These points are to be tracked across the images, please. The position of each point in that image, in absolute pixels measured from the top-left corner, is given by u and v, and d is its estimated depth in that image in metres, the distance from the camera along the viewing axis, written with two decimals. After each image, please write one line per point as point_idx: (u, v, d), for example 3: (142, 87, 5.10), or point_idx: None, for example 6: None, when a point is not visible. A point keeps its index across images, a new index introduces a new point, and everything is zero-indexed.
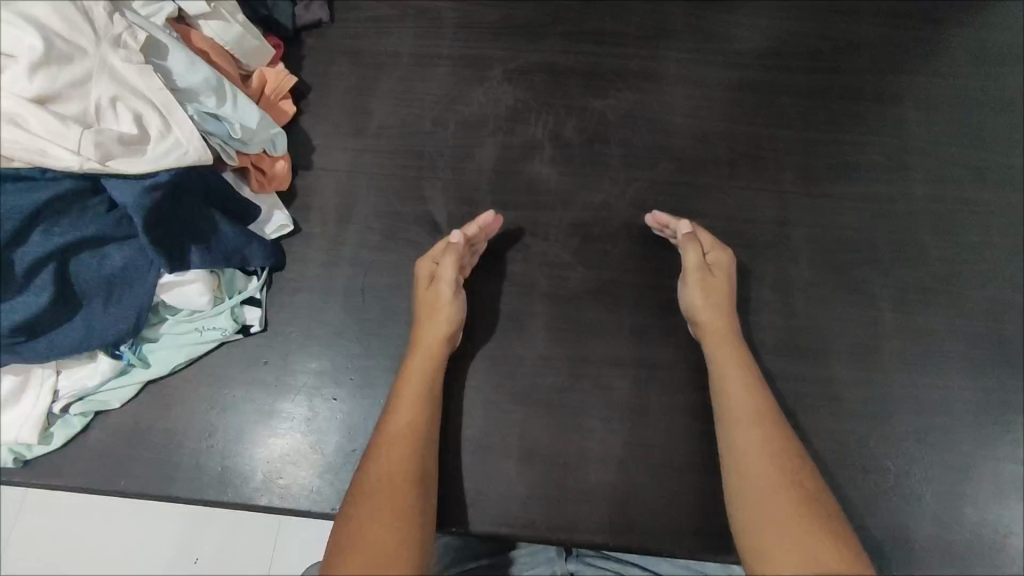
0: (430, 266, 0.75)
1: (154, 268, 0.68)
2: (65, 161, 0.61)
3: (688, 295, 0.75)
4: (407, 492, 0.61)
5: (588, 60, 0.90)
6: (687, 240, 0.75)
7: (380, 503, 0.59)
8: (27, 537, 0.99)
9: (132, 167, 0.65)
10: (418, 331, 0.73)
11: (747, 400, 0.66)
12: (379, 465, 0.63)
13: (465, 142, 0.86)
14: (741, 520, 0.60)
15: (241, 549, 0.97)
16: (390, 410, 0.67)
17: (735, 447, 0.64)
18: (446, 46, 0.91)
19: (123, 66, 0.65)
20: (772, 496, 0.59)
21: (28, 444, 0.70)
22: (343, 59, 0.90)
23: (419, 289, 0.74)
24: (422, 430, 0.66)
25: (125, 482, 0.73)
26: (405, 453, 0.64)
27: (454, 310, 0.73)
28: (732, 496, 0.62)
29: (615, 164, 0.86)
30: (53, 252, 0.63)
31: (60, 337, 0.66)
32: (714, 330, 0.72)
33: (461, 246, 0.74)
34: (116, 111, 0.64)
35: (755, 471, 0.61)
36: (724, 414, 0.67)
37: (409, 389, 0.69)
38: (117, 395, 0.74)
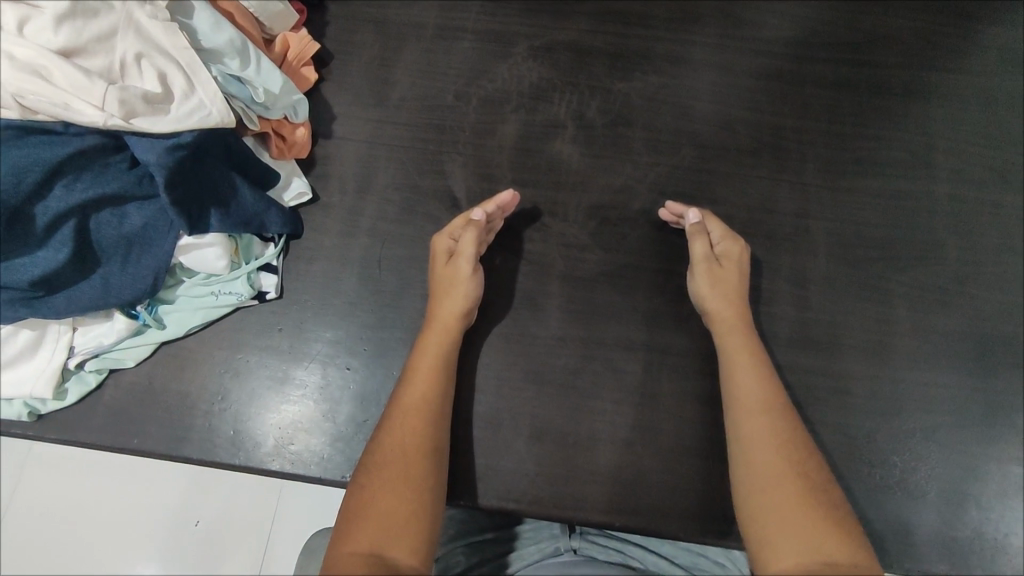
0: (448, 242, 0.75)
1: (174, 229, 0.68)
2: (89, 116, 0.61)
3: (696, 283, 0.75)
4: (421, 463, 0.62)
5: (615, 41, 0.89)
6: (694, 233, 0.76)
7: (393, 474, 0.60)
8: (29, 490, 1.00)
9: (154, 126, 0.64)
10: (434, 307, 0.73)
11: (759, 389, 0.67)
12: (392, 436, 0.63)
13: (487, 118, 0.86)
14: (744, 507, 0.61)
15: (243, 512, 0.98)
16: (404, 383, 0.68)
17: (744, 434, 0.64)
18: (471, 19, 0.90)
19: (149, 22, 0.64)
20: (779, 485, 0.60)
21: (43, 398, 0.70)
22: (367, 28, 0.89)
23: (437, 264, 0.74)
24: (436, 402, 0.66)
25: (138, 441, 0.73)
26: (419, 425, 0.64)
27: (472, 288, 0.73)
28: (738, 482, 0.63)
29: (637, 147, 0.85)
30: (74, 208, 0.63)
31: (81, 292, 0.67)
32: (721, 321, 0.72)
33: (482, 223, 0.73)
34: (140, 68, 0.64)
35: (763, 459, 0.62)
36: (737, 402, 0.67)
37: (424, 362, 0.69)
38: (131, 354, 0.74)
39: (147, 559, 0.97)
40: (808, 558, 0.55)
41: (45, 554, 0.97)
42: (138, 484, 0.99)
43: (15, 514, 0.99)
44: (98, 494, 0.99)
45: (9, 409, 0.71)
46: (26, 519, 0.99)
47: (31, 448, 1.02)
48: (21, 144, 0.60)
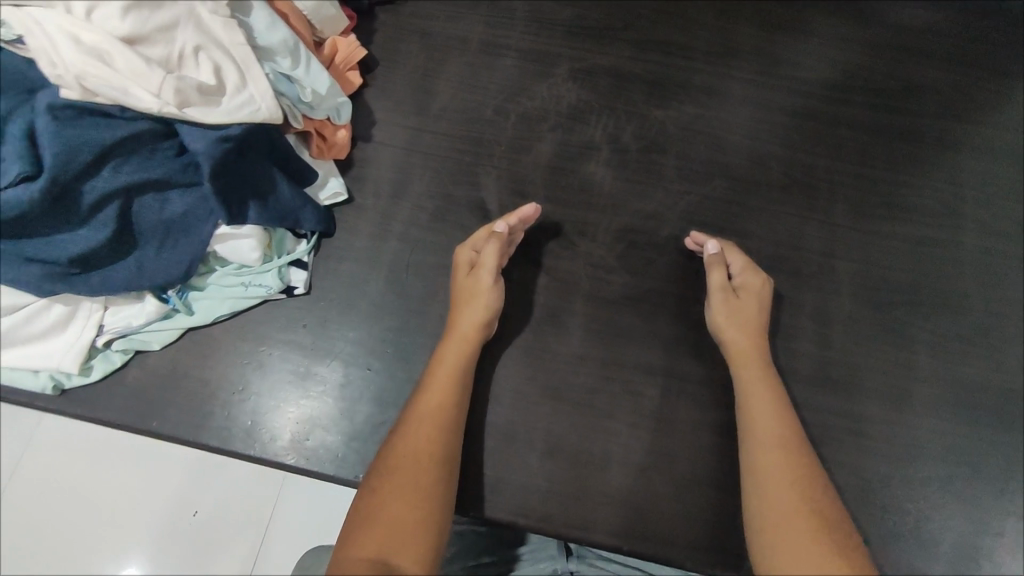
0: (469, 253, 0.76)
1: (213, 218, 0.69)
2: (145, 102, 0.63)
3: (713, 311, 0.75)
4: (433, 471, 0.62)
5: (654, 69, 0.91)
6: (714, 261, 0.76)
7: (404, 479, 0.60)
8: (34, 465, 1.01)
9: (206, 116, 0.66)
10: (454, 317, 0.73)
11: (773, 421, 0.67)
12: (407, 442, 0.64)
13: (523, 134, 0.87)
14: (758, 540, 0.61)
15: (244, 504, 0.98)
16: (421, 390, 0.68)
17: (759, 467, 0.64)
18: (515, 38, 0.92)
19: (210, 17, 0.66)
20: (793, 519, 0.60)
21: (69, 372, 0.72)
22: (413, 38, 0.91)
23: (459, 275, 0.75)
24: (452, 411, 0.67)
25: (157, 424, 0.73)
26: (434, 432, 0.64)
27: (493, 299, 0.73)
28: (751, 514, 0.63)
29: (669, 174, 0.86)
30: (119, 190, 0.65)
31: (117, 272, 0.68)
32: (738, 352, 0.73)
33: (504, 236, 0.74)
34: (197, 60, 0.66)
35: (777, 491, 0.62)
36: (751, 433, 0.67)
37: (441, 370, 0.69)
38: (157, 337, 0.75)
39: (147, 543, 0.97)
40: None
41: (47, 530, 0.98)
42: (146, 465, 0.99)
43: (23, 484, 1.00)
44: (102, 474, 0.99)
45: (35, 380, 0.72)
46: (32, 490, 1.00)
47: (45, 420, 1.03)
48: (75, 123, 0.62)
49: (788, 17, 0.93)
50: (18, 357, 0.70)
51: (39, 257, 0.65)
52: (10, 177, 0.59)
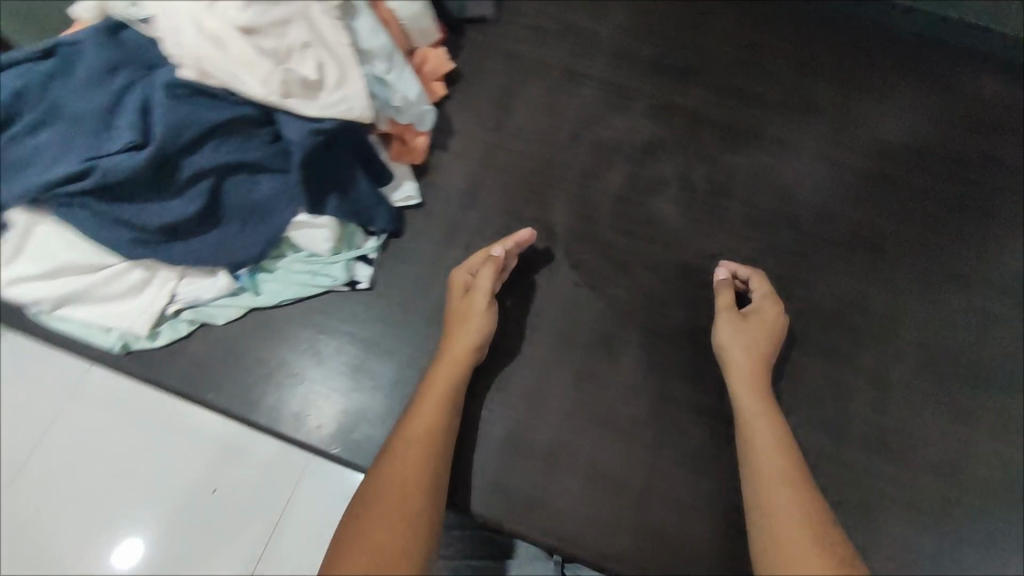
0: (466, 275, 0.77)
1: (294, 205, 0.72)
2: (252, 90, 0.66)
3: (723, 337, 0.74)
4: (423, 495, 0.61)
5: (729, 114, 0.92)
6: (725, 287, 0.77)
7: (391, 503, 0.59)
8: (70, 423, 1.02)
9: (304, 109, 0.69)
10: (448, 339, 0.74)
11: (775, 451, 0.65)
12: (395, 464, 0.63)
13: (596, 162, 0.89)
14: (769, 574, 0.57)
15: (269, 491, 0.98)
16: (410, 414, 0.68)
17: (766, 498, 0.61)
18: (598, 69, 0.94)
19: (321, 18, 0.70)
20: (804, 550, 0.56)
21: (137, 335, 0.75)
22: (499, 58, 0.94)
23: (454, 297, 0.76)
24: (442, 435, 0.67)
25: (212, 395, 0.76)
26: (422, 456, 0.64)
27: (486, 321, 0.74)
28: (760, 548, 0.59)
29: (736, 218, 0.86)
30: (215, 168, 0.68)
31: (198, 245, 0.71)
32: (742, 382, 0.71)
33: (501, 260, 0.76)
34: (304, 56, 0.69)
35: (787, 523, 0.59)
36: (752, 468, 0.65)
37: (432, 393, 0.70)
38: (222, 313, 0.77)
39: (167, 517, 0.97)
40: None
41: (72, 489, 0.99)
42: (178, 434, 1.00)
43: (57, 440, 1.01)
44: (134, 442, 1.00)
45: (106, 338, 0.75)
46: (64, 442, 1.01)
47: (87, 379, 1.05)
48: (188, 102, 0.66)
49: (868, 77, 0.93)
50: (95, 314, 0.74)
51: (129, 221, 0.68)
52: (120, 144, 0.64)
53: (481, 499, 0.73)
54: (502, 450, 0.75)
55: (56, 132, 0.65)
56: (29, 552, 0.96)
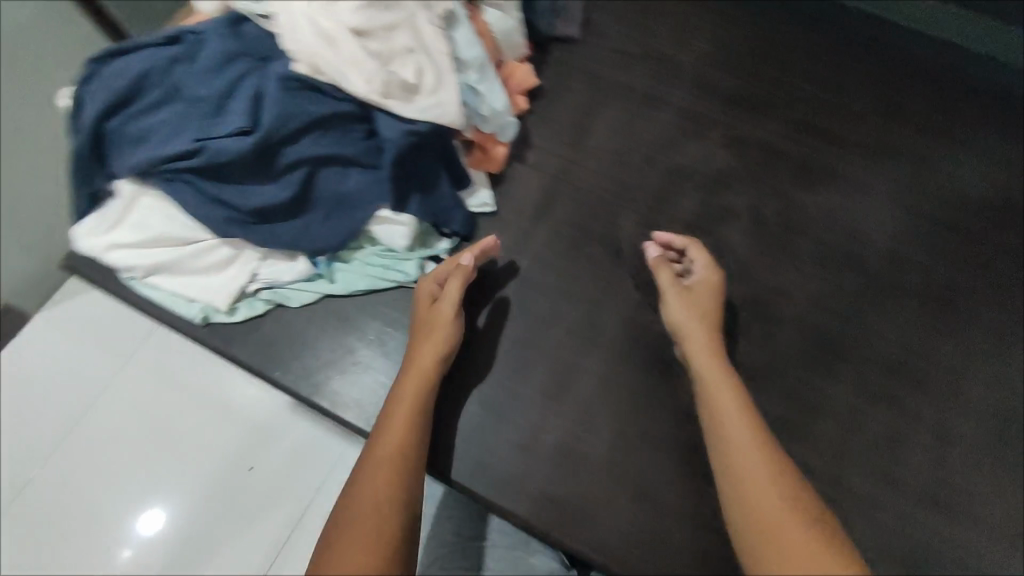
0: (432, 287, 0.77)
1: (379, 201, 0.75)
2: (355, 87, 0.69)
3: (671, 312, 0.75)
4: (395, 511, 0.58)
5: (805, 152, 0.92)
6: (661, 264, 0.78)
7: (365, 524, 0.56)
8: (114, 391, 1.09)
9: (400, 110, 0.72)
10: (413, 355, 0.73)
11: (737, 411, 0.64)
12: (367, 483, 0.60)
13: (668, 187, 0.90)
14: (743, 526, 0.55)
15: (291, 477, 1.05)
16: (377, 435, 0.66)
17: (735, 457, 0.60)
18: (677, 96, 0.95)
19: (425, 27, 0.74)
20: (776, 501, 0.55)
21: (218, 308, 0.78)
22: (581, 77, 0.97)
23: (421, 309, 0.76)
24: (413, 447, 0.65)
25: (280, 373, 0.79)
26: (394, 473, 0.61)
27: (452, 333, 0.74)
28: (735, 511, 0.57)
29: (804, 255, 0.86)
30: (312, 159, 0.72)
31: (285, 229, 0.75)
32: (693, 345, 0.72)
33: (469, 270, 0.77)
34: (406, 60, 0.73)
35: (757, 479, 0.57)
36: (716, 433, 0.64)
37: (400, 409, 0.68)
38: (298, 296, 0.80)
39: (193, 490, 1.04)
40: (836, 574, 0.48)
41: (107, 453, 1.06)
42: (234, 419, 1.08)
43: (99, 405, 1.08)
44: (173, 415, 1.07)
45: (189, 308, 0.79)
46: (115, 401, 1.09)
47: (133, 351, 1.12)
48: (298, 94, 0.70)
49: (951, 127, 0.92)
50: (182, 284, 0.78)
51: (226, 201, 0.72)
52: (230, 128, 0.68)
53: (529, 505, 0.74)
54: (554, 460, 0.76)
55: (174, 112, 0.70)
56: (64, 509, 1.03)
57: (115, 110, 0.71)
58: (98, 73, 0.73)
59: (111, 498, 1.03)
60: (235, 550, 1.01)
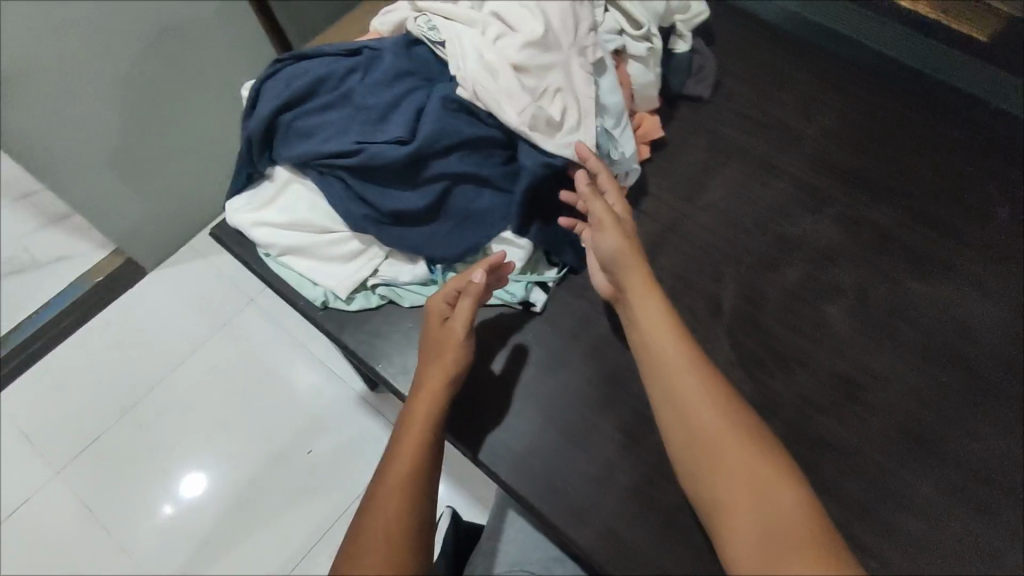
0: (442, 307, 0.77)
1: (504, 223, 0.80)
2: (509, 117, 0.75)
3: (605, 250, 0.73)
4: (404, 539, 0.61)
5: (923, 242, 0.91)
6: (591, 193, 0.74)
7: (376, 561, 0.59)
8: (214, 355, 1.37)
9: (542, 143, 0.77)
10: (422, 376, 0.74)
11: (687, 368, 0.66)
12: (377, 508, 0.63)
13: (776, 254, 0.91)
14: (699, 474, 0.62)
15: (348, 458, 1.28)
16: (386, 460, 0.68)
17: (685, 409, 0.64)
18: (796, 167, 0.97)
19: (577, 71, 0.79)
20: (726, 450, 0.61)
21: (338, 295, 0.84)
22: (704, 136, 1.00)
23: (431, 326, 0.77)
24: (424, 469, 0.67)
25: (381, 365, 0.84)
26: (404, 500, 0.64)
27: (461, 354, 0.76)
28: (684, 449, 0.64)
29: (909, 345, 0.85)
30: (454, 175, 0.78)
31: (413, 234, 0.80)
32: (627, 276, 0.72)
33: (480, 287, 0.75)
34: (554, 98, 0.78)
35: (708, 429, 0.62)
36: (664, 385, 0.66)
37: (409, 433, 0.70)
38: (410, 297, 0.86)
39: (261, 447, 1.29)
40: (782, 513, 0.57)
41: (202, 405, 1.33)
42: (305, 399, 1.33)
43: (198, 366, 1.37)
44: (258, 384, 1.35)
45: (312, 291, 0.86)
46: (214, 364, 1.37)
47: (232, 326, 1.40)
48: (455, 116, 0.77)
49: None
50: (310, 268, 0.85)
51: (369, 200, 0.79)
52: (390, 136, 0.75)
53: (598, 541, 0.75)
54: (628, 501, 0.77)
55: (341, 114, 0.78)
56: (163, 445, 1.30)
57: (289, 105, 0.80)
58: (281, 72, 0.83)
59: (204, 442, 1.30)
60: (289, 504, 1.25)
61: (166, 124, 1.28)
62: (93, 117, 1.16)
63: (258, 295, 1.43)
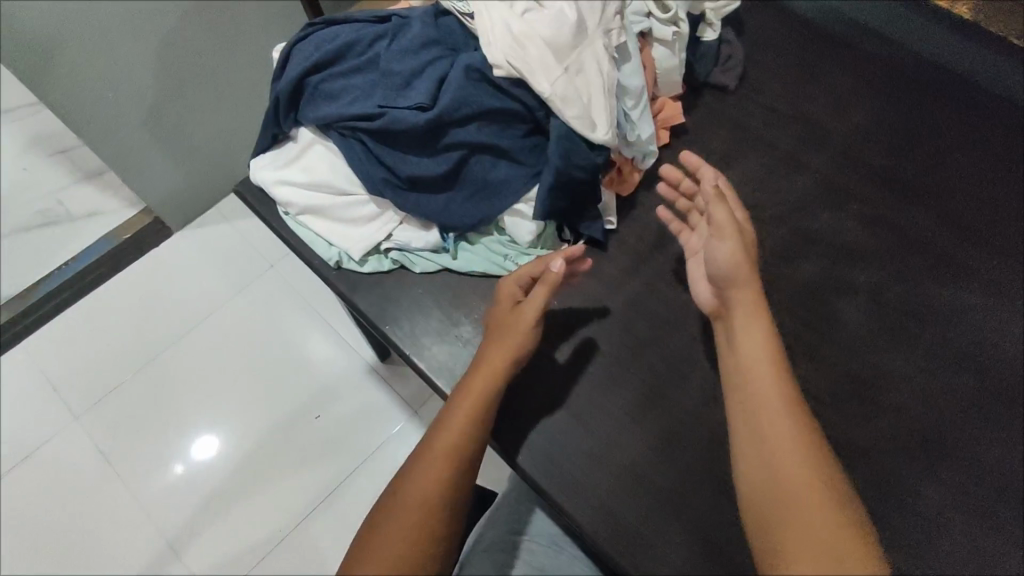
0: (517, 290, 0.78)
1: (517, 195, 0.81)
2: (541, 85, 0.75)
3: (718, 259, 0.70)
4: (440, 512, 0.65)
5: (943, 246, 0.90)
6: (717, 198, 0.71)
7: (411, 522, 0.63)
8: (231, 317, 1.41)
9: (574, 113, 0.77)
10: (487, 351, 0.75)
11: (768, 369, 0.64)
12: (421, 474, 0.66)
13: (791, 248, 0.91)
14: (762, 495, 0.58)
15: (355, 426, 1.31)
16: (440, 424, 0.70)
17: (757, 412, 0.62)
18: (818, 163, 0.96)
19: (601, 48, 0.79)
20: (786, 459, 0.58)
21: (352, 257, 0.87)
22: (727, 126, 1.00)
23: (503, 307, 0.77)
24: (472, 450, 0.69)
25: (390, 327, 0.86)
26: (447, 475, 0.66)
27: (527, 340, 0.75)
28: (755, 464, 0.60)
29: (922, 347, 0.84)
30: (472, 145, 0.79)
31: (428, 201, 0.82)
32: (744, 296, 0.69)
33: (559, 277, 0.75)
34: (582, 73, 0.78)
35: (773, 437, 0.60)
36: (742, 376, 0.65)
37: (466, 407, 0.71)
38: (422, 263, 0.88)
39: (271, 409, 1.33)
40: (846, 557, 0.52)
41: (217, 366, 1.37)
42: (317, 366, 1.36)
43: (215, 327, 1.41)
44: (271, 349, 1.38)
45: (327, 251, 0.88)
46: (230, 326, 1.41)
47: (250, 290, 1.44)
48: (477, 87, 0.78)
49: None
50: (326, 228, 0.87)
51: (388, 164, 0.81)
52: (412, 103, 0.77)
53: (591, 512, 0.76)
54: (624, 476, 0.78)
55: (367, 79, 0.80)
56: (177, 400, 1.34)
57: (318, 67, 0.82)
58: (311, 35, 0.85)
59: (216, 400, 1.34)
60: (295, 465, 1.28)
61: (201, 90, 1.31)
62: (134, 77, 1.19)
63: (278, 262, 1.46)
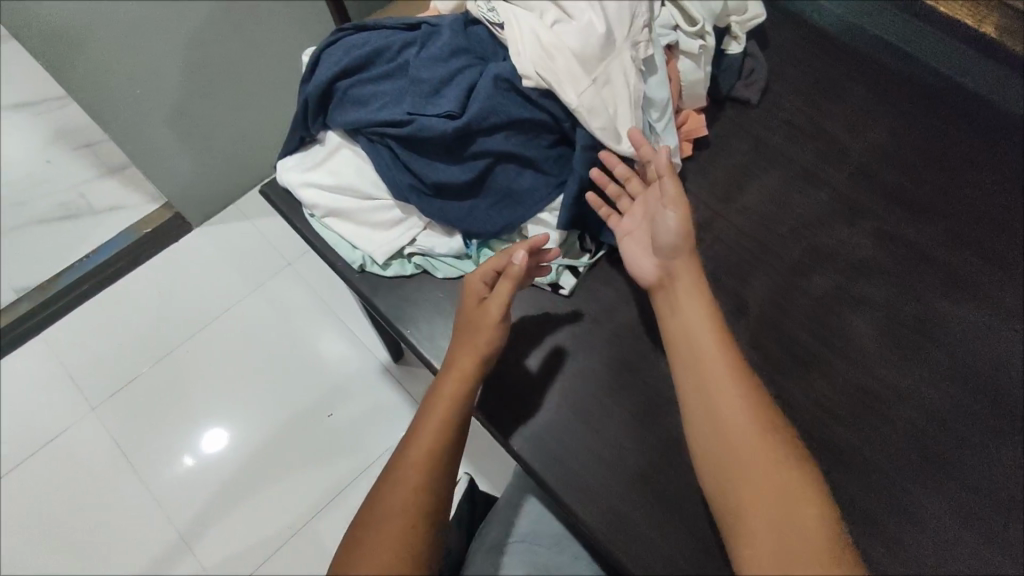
0: (480, 287, 0.78)
1: (542, 204, 0.82)
2: (569, 96, 0.76)
3: (667, 225, 0.73)
4: (417, 517, 0.64)
5: (960, 264, 0.90)
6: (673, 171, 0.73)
7: (390, 531, 0.62)
8: (247, 314, 1.43)
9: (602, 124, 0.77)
10: (454, 354, 0.76)
11: (717, 360, 0.66)
12: (396, 482, 0.66)
13: (808, 262, 0.91)
14: (726, 486, 0.62)
15: (365, 425, 1.32)
16: (412, 432, 0.70)
17: (711, 396, 0.65)
18: (836, 178, 0.96)
19: (629, 60, 0.79)
20: (740, 437, 0.62)
21: (376, 260, 0.88)
22: (748, 140, 1.00)
23: (469, 304, 0.78)
24: (445, 450, 0.69)
25: (409, 330, 0.87)
26: (422, 479, 0.66)
27: (494, 336, 0.76)
28: (712, 456, 0.63)
29: (936, 365, 0.84)
30: (499, 153, 0.80)
31: (453, 208, 0.82)
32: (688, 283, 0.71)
33: (521, 268, 0.76)
34: (609, 84, 0.78)
35: (727, 418, 0.63)
36: (691, 365, 0.68)
37: (436, 409, 0.71)
38: (445, 269, 0.88)
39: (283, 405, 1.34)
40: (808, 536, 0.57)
41: (232, 360, 1.39)
42: (329, 364, 1.37)
43: (230, 323, 1.42)
44: (286, 346, 1.39)
45: (351, 254, 0.89)
46: (245, 322, 1.42)
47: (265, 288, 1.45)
48: (505, 96, 0.78)
49: None
50: (350, 231, 0.88)
51: (414, 170, 0.82)
52: (441, 110, 0.78)
53: (601, 518, 0.76)
54: (634, 484, 0.78)
55: (396, 85, 0.82)
56: (192, 393, 1.36)
57: (348, 73, 0.83)
58: (341, 41, 0.86)
59: (229, 395, 1.35)
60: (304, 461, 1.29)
61: (226, 89, 1.33)
62: (161, 73, 1.21)
63: (295, 261, 1.48)
